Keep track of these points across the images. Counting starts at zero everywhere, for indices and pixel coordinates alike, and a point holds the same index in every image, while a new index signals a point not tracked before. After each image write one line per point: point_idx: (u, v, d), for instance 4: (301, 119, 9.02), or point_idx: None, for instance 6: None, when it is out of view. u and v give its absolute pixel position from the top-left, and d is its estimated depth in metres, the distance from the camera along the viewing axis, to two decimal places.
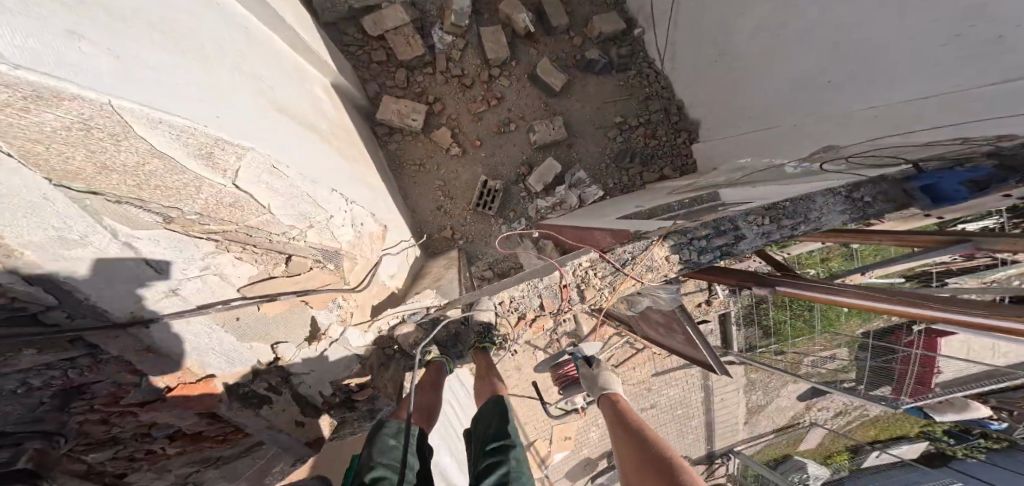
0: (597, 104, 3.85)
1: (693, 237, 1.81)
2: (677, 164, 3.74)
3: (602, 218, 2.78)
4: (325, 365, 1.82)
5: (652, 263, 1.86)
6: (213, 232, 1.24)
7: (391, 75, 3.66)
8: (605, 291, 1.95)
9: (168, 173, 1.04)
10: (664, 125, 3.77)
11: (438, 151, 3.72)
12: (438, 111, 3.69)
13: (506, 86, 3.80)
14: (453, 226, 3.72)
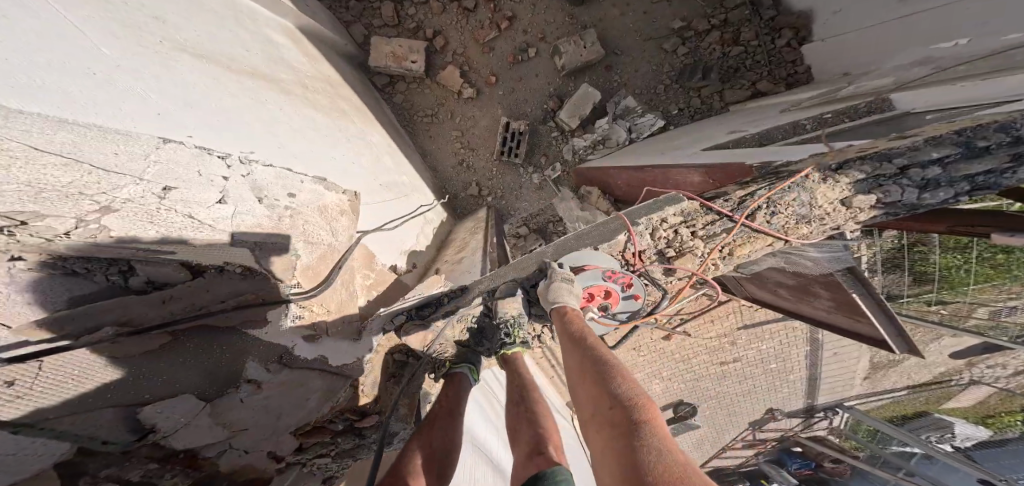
0: (645, 8, 3.03)
1: (905, 166, 1.16)
2: (781, 75, 2.84)
3: (677, 150, 2.15)
4: (277, 411, 1.22)
5: (807, 209, 1.33)
6: None
7: (378, 12, 3.10)
8: (717, 257, 1.51)
9: None
10: (752, 24, 2.89)
11: (447, 96, 3.17)
12: (441, 47, 3.10)
13: (516, 1, 3.08)
14: (479, 181, 3.21)
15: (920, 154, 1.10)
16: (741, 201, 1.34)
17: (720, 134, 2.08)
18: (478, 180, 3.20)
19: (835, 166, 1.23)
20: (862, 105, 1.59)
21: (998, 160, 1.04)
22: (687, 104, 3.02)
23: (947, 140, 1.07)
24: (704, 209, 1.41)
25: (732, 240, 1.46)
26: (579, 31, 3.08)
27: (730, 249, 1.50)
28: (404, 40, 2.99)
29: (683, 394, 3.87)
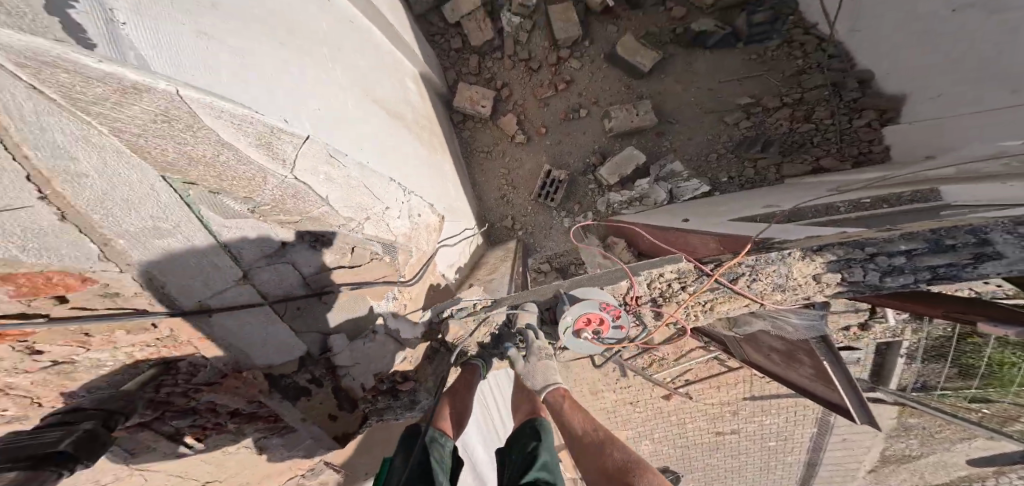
0: (710, 85, 3.54)
1: (874, 254, 1.43)
2: (851, 153, 3.12)
3: (711, 218, 2.46)
4: (370, 358, 1.76)
5: (783, 280, 1.64)
6: (285, 221, 1.29)
7: (466, 61, 3.74)
8: (699, 308, 1.86)
9: (237, 164, 1.08)
10: (831, 104, 3.21)
11: (502, 139, 3.71)
12: (506, 96, 3.70)
13: (577, 69, 3.69)
14: (515, 216, 3.66)
15: (888, 244, 1.38)
16: (727, 269, 1.66)
17: (758, 208, 2.32)
18: (513, 214, 3.65)
19: (814, 246, 1.52)
20: (905, 191, 1.82)
21: (956, 259, 1.29)
22: (739, 173, 3.36)
23: (919, 236, 1.33)
24: (696, 270, 1.74)
25: (714, 295, 1.80)
26: (634, 99, 3.63)
27: (711, 303, 1.85)
28: (480, 88, 3.60)
29: (676, 454, 4.05)
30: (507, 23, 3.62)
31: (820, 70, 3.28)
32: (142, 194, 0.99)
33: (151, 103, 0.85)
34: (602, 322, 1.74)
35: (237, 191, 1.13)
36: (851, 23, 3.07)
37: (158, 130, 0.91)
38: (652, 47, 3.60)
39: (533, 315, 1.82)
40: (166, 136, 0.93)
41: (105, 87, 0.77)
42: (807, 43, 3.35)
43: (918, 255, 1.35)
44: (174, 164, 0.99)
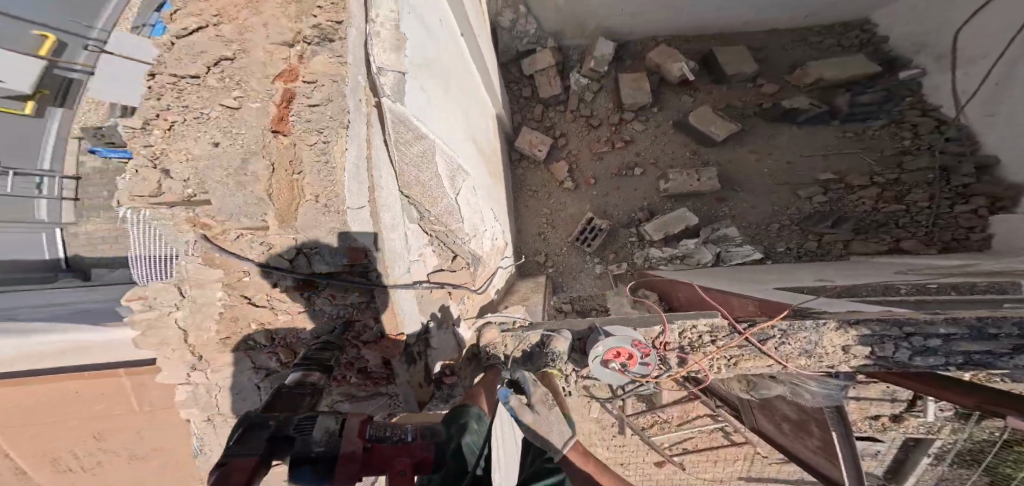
0: (791, 158, 3.57)
1: (911, 333, 1.38)
2: (942, 238, 3.03)
3: (755, 285, 2.28)
4: (442, 346, 1.88)
5: (813, 349, 1.54)
6: (428, 218, 1.83)
7: (531, 109, 4.17)
8: (722, 362, 1.72)
9: (437, 186, 1.97)
10: (934, 187, 3.11)
11: (549, 183, 3.92)
12: (562, 145, 3.97)
13: (638, 131, 3.92)
14: (548, 254, 3.76)
15: (927, 325, 1.35)
16: (760, 329, 1.56)
17: (806, 280, 2.05)
18: (546, 250, 3.75)
19: (848, 317, 1.47)
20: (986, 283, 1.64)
21: (998, 347, 1.25)
22: (799, 245, 3.36)
23: (962, 322, 1.29)
24: (729, 327, 1.68)
25: (739, 351, 1.69)
26: (699, 164, 3.76)
27: (735, 359, 1.71)
28: (540, 135, 3.91)
29: None
30: (575, 82, 4.07)
31: (929, 152, 3.21)
32: (391, 199, 1.57)
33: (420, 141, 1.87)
34: (632, 357, 1.64)
35: (421, 203, 1.77)
36: (986, 108, 2.93)
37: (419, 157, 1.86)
38: (729, 117, 3.77)
39: (566, 342, 1.77)
40: (424, 165, 1.88)
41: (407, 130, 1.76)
42: (920, 124, 3.31)
43: (958, 339, 1.30)
44: (415, 180, 1.75)
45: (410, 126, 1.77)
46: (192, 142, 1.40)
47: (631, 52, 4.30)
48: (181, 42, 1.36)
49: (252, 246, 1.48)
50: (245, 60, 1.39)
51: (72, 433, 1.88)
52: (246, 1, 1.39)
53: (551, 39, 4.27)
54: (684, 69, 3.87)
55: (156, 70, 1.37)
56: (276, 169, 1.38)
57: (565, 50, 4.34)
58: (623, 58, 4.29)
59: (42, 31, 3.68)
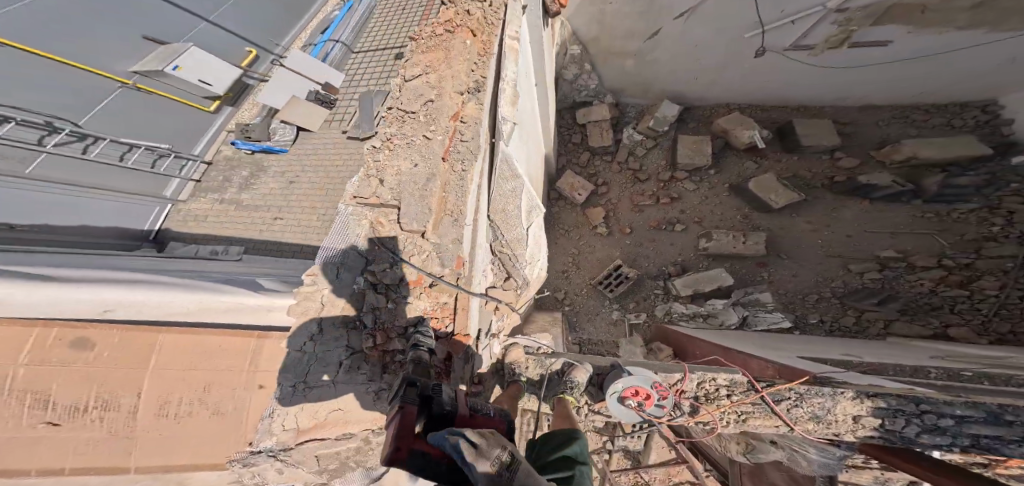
0: (847, 234, 3.73)
1: (925, 410, 1.44)
2: (998, 330, 3.01)
3: (772, 351, 2.20)
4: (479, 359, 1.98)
5: (826, 413, 1.59)
6: (501, 242, 2.60)
7: (579, 155, 4.69)
8: (733, 417, 1.73)
9: (511, 220, 2.74)
10: (1009, 276, 3.11)
11: (582, 227, 4.32)
12: (602, 192, 4.45)
13: (689, 190, 4.26)
14: (568, 292, 4.02)
15: (944, 404, 1.40)
16: (775, 389, 1.65)
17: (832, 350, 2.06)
18: (567, 289, 4.03)
19: (867, 389, 1.55)
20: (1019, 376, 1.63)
21: (1004, 433, 1.31)
22: (835, 319, 3.45)
23: (978, 405, 1.35)
24: (747, 384, 1.74)
25: (751, 408, 1.71)
26: (749, 227, 3.99)
27: (745, 416, 1.72)
28: (581, 180, 4.43)
29: None
30: (629, 137, 4.57)
31: (1014, 241, 3.21)
32: (475, 208, 2.21)
33: (511, 184, 2.75)
34: (649, 398, 1.70)
35: (497, 228, 2.57)
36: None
37: (506, 197, 2.70)
38: (795, 187, 3.99)
39: (587, 374, 1.99)
40: (509, 201, 2.73)
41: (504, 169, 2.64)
42: (1016, 212, 3.30)
43: (971, 422, 1.36)
44: (501, 210, 2.62)
45: (508, 171, 2.69)
46: (403, 158, 2.10)
47: (697, 117, 4.59)
48: (409, 87, 2.32)
49: (407, 247, 1.89)
50: (432, 108, 2.25)
51: (192, 391, 1.50)
52: (442, 67, 2.39)
53: (611, 95, 4.77)
54: (754, 138, 4.09)
55: (394, 107, 2.27)
56: (439, 188, 2.03)
57: (624, 108, 4.83)
58: (687, 120, 4.61)
59: (250, 46, 4.54)
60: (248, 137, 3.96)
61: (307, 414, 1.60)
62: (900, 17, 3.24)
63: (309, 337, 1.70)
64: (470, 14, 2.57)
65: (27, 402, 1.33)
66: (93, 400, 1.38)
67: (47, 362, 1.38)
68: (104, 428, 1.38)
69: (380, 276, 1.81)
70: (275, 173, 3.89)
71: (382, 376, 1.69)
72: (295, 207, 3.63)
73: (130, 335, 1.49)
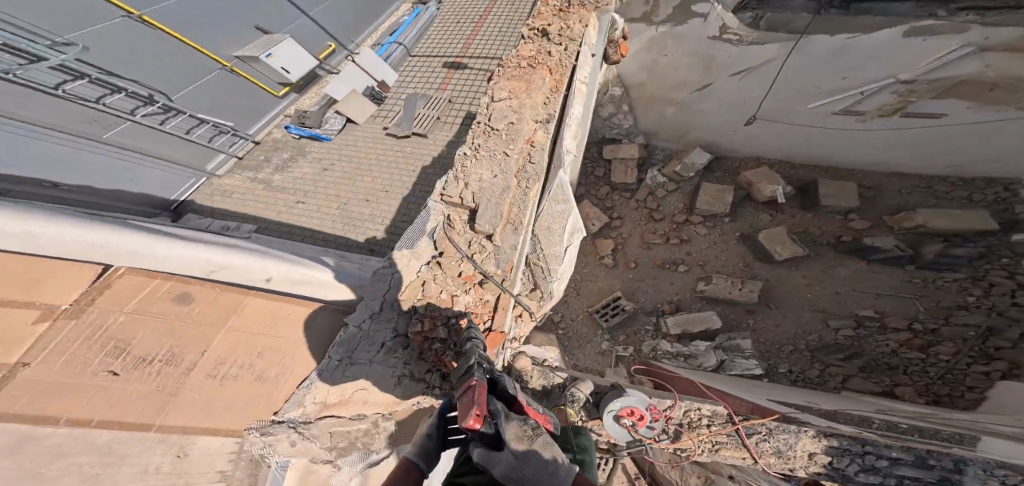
0: (837, 289, 3.73)
1: (867, 451, 1.98)
2: (937, 391, 3.05)
3: (744, 393, 2.53)
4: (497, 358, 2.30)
5: (787, 448, 2.06)
6: (533, 257, 2.86)
7: (598, 188, 4.87)
8: (707, 445, 2.19)
9: (548, 236, 2.94)
10: (962, 345, 3.16)
11: (591, 256, 4.45)
12: (615, 226, 4.59)
13: (700, 234, 4.32)
14: (564, 316, 4.11)
15: (883, 447, 1.96)
16: (750, 423, 2.10)
17: (797, 398, 2.56)
18: (563, 312, 4.13)
19: (826, 431, 2.04)
20: (944, 431, 2.11)
21: (924, 476, 1.87)
22: (802, 370, 3.40)
23: (909, 450, 1.92)
24: (726, 417, 2.18)
25: (724, 439, 2.17)
26: (749, 276, 3.99)
27: (717, 445, 2.19)
28: (596, 212, 4.64)
29: None
30: (651, 178, 4.76)
31: (982, 312, 3.24)
32: (521, 219, 2.68)
33: (559, 205, 3.05)
34: (642, 419, 2.11)
35: (538, 241, 2.91)
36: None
37: (550, 217, 2.99)
38: (801, 241, 4.00)
39: (587, 389, 2.33)
40: (551, 222, 2.98)
41: (556, 193, 3.06)
42: (996, 286, 3.29)
43: (903, 465, 1.91)
44: (545, 228, 2.94)
45: (559, 194, 3.06)
46: (485, 169, 2.84)
47: (724, 168, 4.69)
48: (498, 112, 3.11)
49: (469, 247, 2.57)
50: (511, 132, 3.01)
51: (251, 355, 1.99)
52: (522, 99, 3.17)
53: (642, 136, 5.04)
54: (776, 193, 4.16)
55: (483, 123, 3.07)
56: (505, 197, 2.73)
57: (652, 150, 5.02)
58: (715, 169, 4.71)
59: (330, 42, 6.21)
60: (303, 123, 5.35)
61: (334, 391, 2.04)
62: (967, 94, 3.25)
63: (367, 317, 2.27)
64: (551, 56, 3.46)
65: (108, 350, 1.69)
66: (163, 354, 1.79)
67: (148, 313, 1.88)
68: (160, 379, 1.72)
69: (445, 266, 2.46)
70: (312, 159, 5.10)
71: (416, 361, 2.18)
72: (320, 193, 4.74)
73: (223, 297, 2.14)
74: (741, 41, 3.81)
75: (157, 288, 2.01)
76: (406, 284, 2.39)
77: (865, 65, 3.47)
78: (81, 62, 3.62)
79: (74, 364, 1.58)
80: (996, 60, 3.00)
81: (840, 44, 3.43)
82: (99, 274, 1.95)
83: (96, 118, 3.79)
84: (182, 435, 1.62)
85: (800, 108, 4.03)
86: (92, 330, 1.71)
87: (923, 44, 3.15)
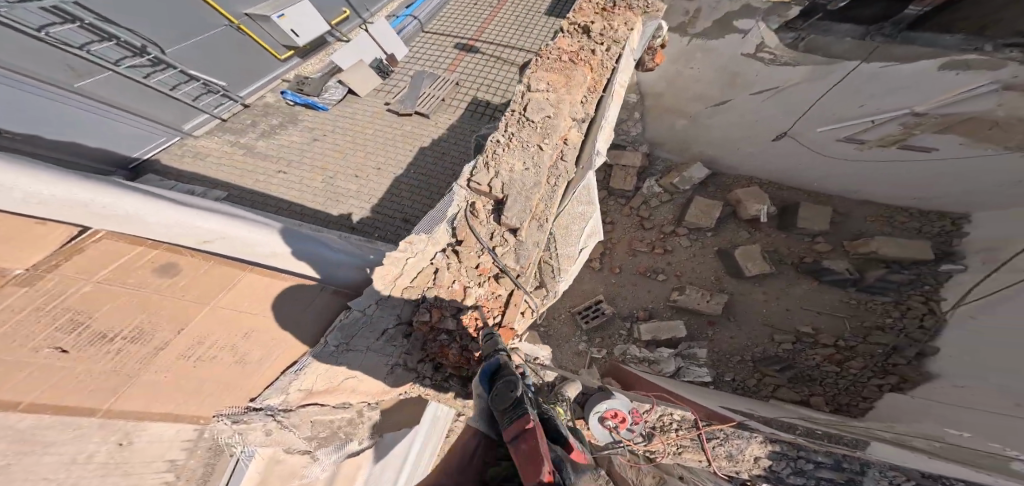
0: (790, 306, 4.03)
1: (798, 455, 2.32)
2: (841, 401, 3.38)
3: (699, 398, 2.77)
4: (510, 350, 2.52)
5: (737, 452, 2.36)
6: (548, 256, 3.03)
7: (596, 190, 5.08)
8: (672, 448, 2.46)
9: (563, 238, 3.14)
10: (869, 360, 3.52)
11: None
12: (609, 230, 4.81)
13: (683, 245, 4.54)
14: (549, 313, 4.29)
15: (812, 452, 2.31)
16: (712, 428, 2.39)
17: (740, 404, 2.79)
18: (547, 311, 4.28)
19: (770, 437, 2.38)
20: (847, 437, 2.41)
21: (837, 477, 2.21)
22: (742, 379, 3.69)
23: (828, 454, 2.29)
24: (693, 424, 2.48)
25: (688, 443, 2.45)
26: (717, 290, 4.23)
27: (681, 449, 2.46)
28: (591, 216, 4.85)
29: None
30: (648, 187, 4.99)
31: (894, 332, 3.61)
32: (540, 219, 2.86)
33: (582, 209, 3.25)
34: (625, 421, 2.31)
35: (556, 242, 3.08)
36: (974, 310, 3.10)
37: (569, 221, 3.16)
38: (770, 259, 4.26)
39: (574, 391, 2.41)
40: (570, 225, 3.18)
41: (584, 198, 3.23)
42: (914, 309, 3.64)
43: (824, 467, 2.25)
44: (564, 230, 3.13)
45: (585, 200, 3.26)
46: (517, 159, 2.90)
47: (718, 185, 4.95)
48: (531, 104, 3.15)
49: (490, 239, 2.68)
50: (547, 127, 3.06)
51: (233, 334, 1.95)
52: (564, 96, 3.22)
53: (647, 145, 5.33)
54: (760, 212, 4.41)
55: (518, 114, 3.13)
56: (537, 197, 2.83)
57: (654, 162, 5.25)
58: (710, 185, 4.96)
59: (344, 9, 6.74)
60: (301, 90, 5.92)
61: (322, 379, 2.03)
62: (965, 131, 3.15)
63: (373, 302, 2.33)
64: (592, 54, 3.51)
65: (60, 324, 1.54)
66: (126, 333, 1.67)
67: (119, 284, 1.80)
68: (123, 356, 1.59)
69: (463, 255, 2.61)
70: (303, 127, 5.72)
71: (413, 352, 2.38)
72: (305, 166, 5.35)
73: (215, 270, 2.16)
74: (773, 61, 3.82)
75: (136, 258, 1.99)
76: (418, 271, 2.52)
77: (882, 96, 3.41)
78: (79, 6, 3.93)
79: (15, 334, 1.42)
80: (1010, 101, 2.79)
81: (873, 71, 3.30)
82: (71, 239, 1.90)
83: (72, 66, 4.06)
84: (131, 421, 1.39)
85: (812, 131, 4.09)
86: (45, 300, 1.58)
87: (956, 78, 2.94)
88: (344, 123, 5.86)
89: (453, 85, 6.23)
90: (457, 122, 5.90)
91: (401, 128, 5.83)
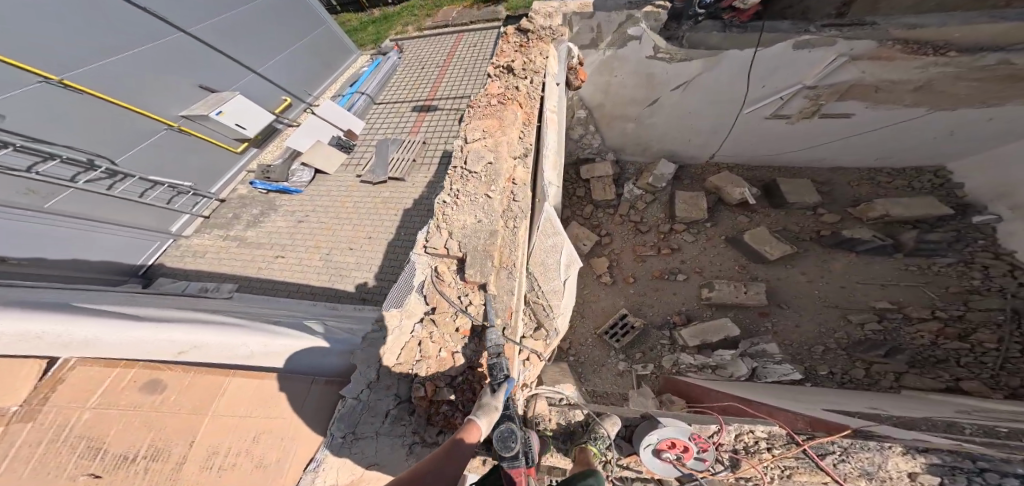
0: (846, 283, 3.90)
1: (985, 469, 1.78)
2: (1008, 383, 3.00)
3: (797, 405, 2.44)
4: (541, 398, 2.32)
5: (873, 468, 1.86)
6: (531, 303, 2.80)
7: (583, 206, 5.00)
8: (777, 472, 1.92)
9: (544, 278, 2.92)
10: (996, 331, 3.25)
11: (588, 276, 4.48)
12: (606, 242, 4.68)
13: (688, 241, 4.49)
14: (572, 340, 4.04)
15: (1004, 464, 1.77)
16: (818, 441, 1.94)
17: (861, 406, 2.56)
18: (572, 338, 4.04)
19: (917, 447, 1.90)
20: None
21: None
22: (845, 371, 3.40)
23: None
24: (786, 437, 2.01)
25: (794, 463, 1.94)
26: (748, 278, 4.13)
27: (789, 471, 1.92)
28: (584, 231, 4.70)
29: None
30: (631, 191, 4.96)
31: (997, 294, 3.41)
32: (517, 257, 2.66)
33: (552, 240, 3.02)
34: (687, 450, 1.92)
35: (538, 282, 2.88)
36: None
37: (541, 257, 2.94)
38: (786, 239, 4.25)
39: (615, 427, 2.08)
40: (544, 257, 2.96)
41: (548, 224, 3.03)
42: (989, 266, 3.57)
43: None
44: (545, 261, 2.95)
45: (546, 224, 3.02)
46: (467, 214, 2.78)
47: (692, 177, 4.98)
48: (473, 156, 3.09)
49: (461, 301, 2.43)
50: (492, 168, 3.02)
51: (244, 440, 1.86)
52: (499, 139, 3.20)
53: (611, 153, 5.27)
54: (744, 194, 4.46)
55: (458, 167, 3.07)
56: (500, 247, 2.65)
57: (624, 166, 5.26)
58: (685, 178, 5.00)
59: (285, 96, 6.88)
60: (268, 177, 5.81)
61: (343, 473, 1.84)
62: (859, 97, 3.81)
63: (365, 386, 2.08)
64: (519, 91, 3.58)
65: (83, 451, 1.71)
66: (145, 451, 1.76)
67: (117, 409, 1.85)
68: (147, 476, 1.69)
69: (440, 322, 2.34)
70: (284, 212, 5.57)
71: (425, 427, 2.02)
72: (301, 245, 5.14)
73: (198, 379, 2.02)
74: (672, 58, 4.03)
75: (117, 383, 1.95)
76: (403, 346, 2.25)
77: (774, 75, 3.88)
78: (5, 131, 3.83)
79: (47, 469, 1.62)
80: (868, 67, 3.54)
81: (747, 58, 3.79)
82: (44, 371, 1.94)
83: (32, 188, 4.01)
84: None
85: (741, 116, 4.36)
86: (55, 432, 1.73)
87: (809, 55, 3.60)
88: (323, 202, 5.66)
89: (421, 144, 6.11)
90: (434, 178, 5.66)
91: (379, 196, 5.58)
